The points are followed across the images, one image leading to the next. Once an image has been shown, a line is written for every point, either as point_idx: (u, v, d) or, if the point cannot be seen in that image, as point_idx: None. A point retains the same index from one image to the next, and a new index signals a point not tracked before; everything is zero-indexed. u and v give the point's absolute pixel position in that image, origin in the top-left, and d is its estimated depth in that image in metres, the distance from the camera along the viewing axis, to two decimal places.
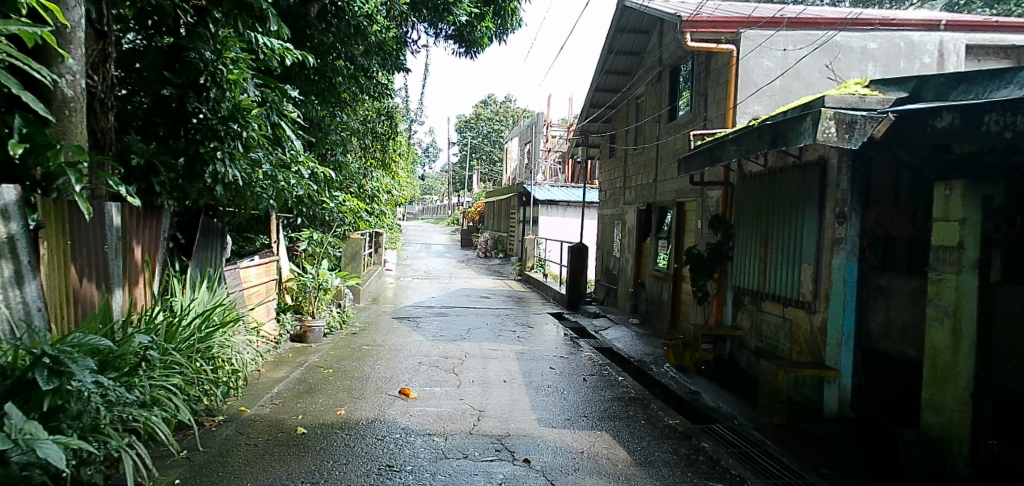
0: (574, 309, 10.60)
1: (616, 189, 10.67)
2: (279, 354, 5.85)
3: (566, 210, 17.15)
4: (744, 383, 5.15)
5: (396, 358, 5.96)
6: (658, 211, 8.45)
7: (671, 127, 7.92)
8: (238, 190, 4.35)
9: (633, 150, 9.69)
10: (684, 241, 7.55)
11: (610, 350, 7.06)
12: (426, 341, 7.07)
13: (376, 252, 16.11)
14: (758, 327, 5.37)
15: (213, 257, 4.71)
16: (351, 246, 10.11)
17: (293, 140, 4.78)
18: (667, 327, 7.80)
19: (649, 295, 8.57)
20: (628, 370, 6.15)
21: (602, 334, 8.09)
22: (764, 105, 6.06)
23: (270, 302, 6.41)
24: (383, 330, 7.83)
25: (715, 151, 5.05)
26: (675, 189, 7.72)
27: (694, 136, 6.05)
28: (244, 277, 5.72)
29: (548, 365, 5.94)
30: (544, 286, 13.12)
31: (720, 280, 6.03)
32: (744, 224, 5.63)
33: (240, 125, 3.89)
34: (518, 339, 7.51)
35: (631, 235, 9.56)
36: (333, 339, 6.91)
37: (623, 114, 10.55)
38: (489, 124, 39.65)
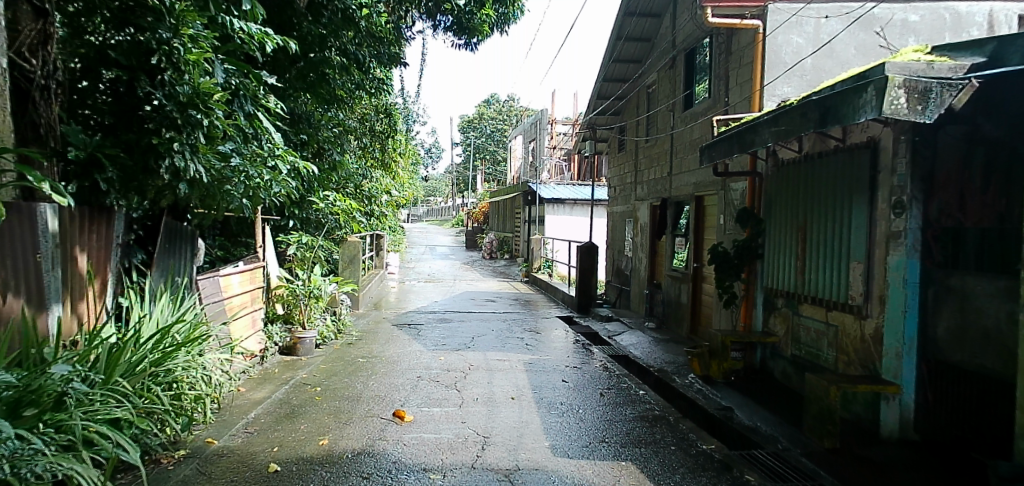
0: (585, 311, 10.04)
1: (627, 184, 10.09)
2: (264, 370, 5.34)
3: (573, 208, 16.55)
4: (782, 398, 4.58)
5: (392, 371, 5.43)
6: (673, 207, 7.89)
7: (687, 115, 7.35)
8: (207, 188, 3.83)
9: (645, 142, 9.11)
10: (705, 238, 6.98)
11: (626, 359, 6.50)
12: (426, 351, 6.54)
13: (378, 255, 15.58)
14: (795, 332, 4.81)
15: (181, 264, 4.19)
16: (348, 250, 9.59)
17: (270, 131, 4.25)
18: (686, 331, 7.24)
19: (666, 296, 8.00)
20: (648, 382, 5.58)
21: (615, 339, 7.53)
22: (794, 86, 5.49)
23: (256, 312, 5.90)
24: (381, 339, 7.30)
25: (746, 134, 4.48)
26: (693, 183, 7.14)
27: (717, 121, 5.48)
28: (224, 286, 5.22)
29: (559, 378, 5.38)
30: (552, 288, 12.56)
31: (748, 280, 5.47)
32: (777, 217, 5.06)
33: (203, 113, 3.37)
34: (526, 347, 6.96)
35: (644, 233, 9.00)
36: (325, 351, 6.39)
37: (633, 105, 9.97)
38: (493, 123, 39.10)
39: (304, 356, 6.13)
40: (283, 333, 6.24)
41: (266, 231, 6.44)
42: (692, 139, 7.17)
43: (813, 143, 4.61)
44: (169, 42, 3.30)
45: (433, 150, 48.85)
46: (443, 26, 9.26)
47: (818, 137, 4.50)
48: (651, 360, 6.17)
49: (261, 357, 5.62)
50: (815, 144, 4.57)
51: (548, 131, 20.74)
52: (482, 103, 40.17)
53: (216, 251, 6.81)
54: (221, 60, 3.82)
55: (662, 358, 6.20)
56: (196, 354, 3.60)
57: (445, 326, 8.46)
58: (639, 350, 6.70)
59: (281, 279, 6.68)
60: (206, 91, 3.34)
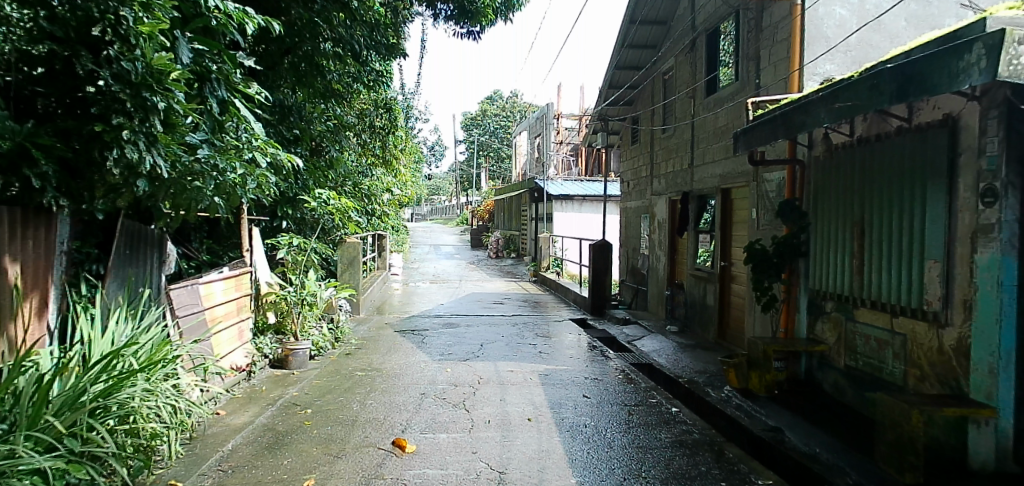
0: (599, 314, 9.48)
1: (641, 178, 9.50)
2: (250, 388, 4.81)
3: (582, 205, 15.96)
4: (837, 420, 4.01)
5: (393, 388, 4.87)
6: (695, 201, 7.30)
7: (710, 102, 6.77)
8: (170, 184, 3.29)
9: (661, 132, 8.53)
10: (733, 233, 6.40)
11: (650, 368, 5.91)
12: (431, 362, 5.99)
13: (380, 256, 15.04)
14: (849, 342, 4.27)
15: (144, 274, 3.64)
16: (347, 252, 9.05)
17: (248, 119, 3.72)
18: (714, 335, 6.66)
19: (688, 298, 7.42)
20: (677, 396, 5.01)
21: (635, 345, 6.96)
22: (838, 63, 4.89)
23: (243, 322, 5.37)
24: (382, 348, 6.76)
25: (794, 116, 3.89)
26: (720, 174, 6.55)
27: (753, 103, 4.88)
28: (203, 295, 4.69)
29: (580, 393, 4.81)
30: (562, 289, 12.00)
31: (789, 282, 4.94)
32: (826, 210, 4.48)
33: (160, 96, 2.80)
34: (539, 356, 6.39)
35: (662, 230, 8.42)
36: (321, 363, 5.85)
37: (647, 94, 9.39)
38: (497, 120, 38.53)
39: (297, 369, 5.59)
40: (275, 344, 5.70)
41: (254, 233, 5.90)
42: (718, 128, 6.58)
43: (870, 124, 4.03)
44: (116, 10, 2.62)
45: (436, 148, 48.23)
46: (444, 15, 8.72)
47: (878, 117, 3.91)
48: (680, 370, 5.58)
49: (248, 373, 5.09)
50: (873, 125, 3.99)
51: (554, 125, 20.15)
52: (485, 100, 39.60)
53: (202, 256, 6.27)
54: (185, 38, 3.21)
55: (691, 368, 5.62)
56: (157, 378, 3.06)
57: (451, 332, 7.91)
58: (664, 358, 6.12)
59: (272, 285, 6.15)
60: (162, 70, 2.76)
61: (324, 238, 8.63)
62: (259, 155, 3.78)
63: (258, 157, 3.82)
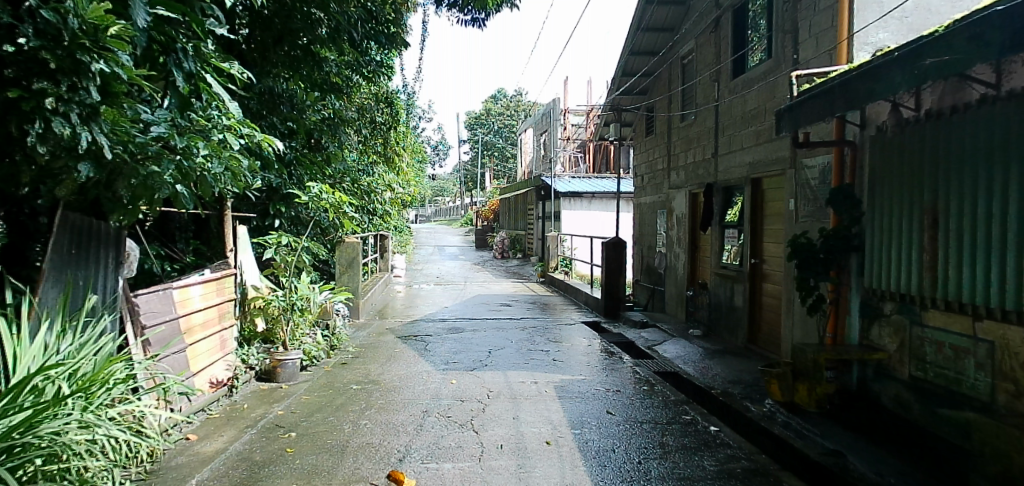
0: (613, 316, 8.93)
1: (657, 170, 8.95)
2: (230, 406, 4.28)
3: (591, 202, 15.42)
4: (908, 444, 3.43)
5: (392, 403, 4.33)
6: (720, 193, 6.75)
7: (738, 84, 6.25)
8: (117, 170, 2.74)
9: (680, 121, 8.00)
10: (765, 227, 5.86)
11: (677, 378, 5.35)
12: (435, 372, 5.45)
13: (382, 257, 14.53)
14: (916, 349, 3.68)
15: (94, 278, 3.07)
16: (346, 253, 8.53)
17: (222, 97, 3.18)
18: (743, 339, 6.10)
19: (712, 298, 6.87)
20: (711, 411, 4.44)
21: (656, 350, 6.39)
22: (892, 31, 4.39)
23: (225, 331, 4.83)
24: (382, 356, 6.22)
25: (855, 85, 3.34)
26: (750, 162, 6.00)
27: (796, 77, 4.31)
28: (177, 302, 4.16)
29: (602, 408, 4.26)
30: (572, 289, 11.44)
31: (838, 280, 4.36)
32: (885, 196, 3.92)
33: (97, 56, 2.26)
34: (553, 363, 5.84)
35: (681, 225, 7.88)
36: (314, 375, 5.30)
37: (662, 82, 8.86)
38: (500, 119, 38.08)
39: (286, 383, 5.04)
40: (262, 354, 5.16)
41: (240, 232, 5.37)
42: (748, 111, 6.03)
43: (944, 95, 3.49)
44: None
45: (439, 148, 47.60)
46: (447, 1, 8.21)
47: (957, 85, 3.36)
48: (711, 381, 5.00)
49: (230, 388, 4.57)
50: (948, 95, 3.44)
51: (560, 121, 19.60)
52: (489, 98, 39.08)
53: (185, 258, 5.76)
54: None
55: (724, 378, 5.05)
56: (98, 405, 2.52)
57: (456, 338, 7.38)
58: (691, 366, 5.55)
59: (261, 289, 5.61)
60: (98, 23, 2.20)
61: (321, 238, 8.13)
62: (232, 137, 3.23)
63: (230, 140, 3.25)
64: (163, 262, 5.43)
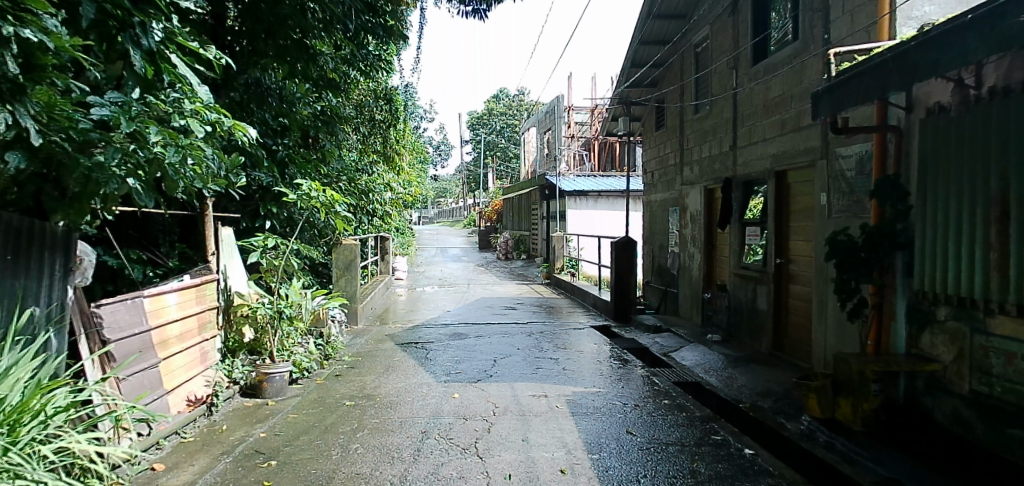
0: (624, 319, 8.49)
1: (669, 166, 8.52)
2: (208, 428, 3.87)
3: (597, 201, 15.00)
4: (975, 471, 2.98)
5: (387, 422, 3.92)
6: (739, 188, 6.31)
7: (760, 70, 5.83)
8: (53, 157, 2.33)
9: (693, 113, 7.59)
10: (793, 224, 5.43)
11: (700, 389, 4.90)
12: (436, 384, 5.03)
13: (382, 260, 14.12)
14: (979, 361, 3.23)
15: (34, 289, 2.65)
16: (343, 255, 8.16)
17: (189, 78, 2.78)
18: (768, 346, 5.66)
19: (731, 300, 6.43)
20: (740, 428, 4.00)
21: (673, 357, 5.96)
22: (939, 4, 3.95)
23: (206, 343, 4.42)
24: (380, 366, 5.81)
25: (915, 55, 2.97)
26: (774, 154, 5.57)
27: (835, 55, 3.95)
28: (149, 313, 3.75)
29: (621, 427, 3.83)
30: (579, 291, 11.02)
31: (881, 282, 3.92)
32: (939, 188, 3.49)
33: (16, 20, 1.84)
34: (563, 372, 5.43)
35: (696, 223, 7.45)
36: (304, 390, 4.88)
37: (674, 73, 8.44)
38: (502, 119, 37.72)
39: (273, 398, 4.60)
40: (248, 367, 4.73)
41: (223, 234, 4.95)
42: (772, 99, 5.61)
43: (1011, 70, 3.04)
44: None
45: (441, 148, 47.24)
46: None
47: None
48: (739, 394, 4.56)
49: (209, 406, 4.15)
50: (1018, 68, 2.99)
51: (565, 119, 19.21)
52: (491, 98, 38.72)
53: (168, 263, 5.36)
54: None
55: (752, 391, 4.60)
56: (22, 444, 2.13)
57: (459, 345, 6.96)
58: (714, 376, 5.11)
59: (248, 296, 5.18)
60: None
61: (316, 240, 7.75)
62: (196, 122, 2.67)
63: (193, 126, 2.73)
64: (144, 268, 5.02)
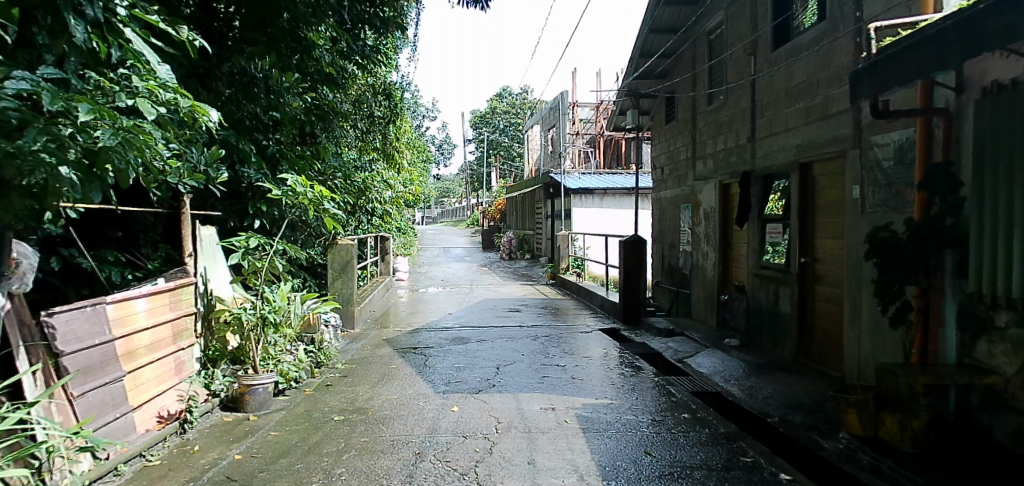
0: (633, 322, 8.10)
1: (680, 161, 8.12)
2: (178, 449, 3.50)
3: (604, 199, 14.58)
4: None
5: (378, 440, 3.55)
6: (759, 182, 5.90)
7: (782, 55, 5.43)
8: None
9: (706, 103, 7.18)
10: (820, 220, 5.03)
11: (723, 401, 4.51)
12: (434, 395, 4.65)
13: (383, 261, 13.74)
14: None
15: None
16: (338, 256, 7.84)
17: (143, 55, 2.41)
18: (792, 352, 5.25)
19: (750, 303, 6.03)
20: (771, 447, 3.60)
21: (689, 364, 5.56)
22: None
23: (182, 353, 4.04)
24: (375, 375, 5.43)
25: (984, 20, 2.59)
26: (798, 145, 5.17)
27: (875, 30, 3.55)
28: (113, 321, 3.37)
29: (637, 446, 3.43)
30: (586, 292, 10.63)
31: (928, 284, 3.51)
32: (997, 176, 3.08)
33: None
34: (572, 382, 5.03)
35: (710, 220, 7.05)
36: (291, 403, 4.50)
37: (685, 63, 8.03)
38: (506, 117, 37.31)
39: (256, 412, 4.22)
40: (228, 377, 4.35)
41: (203, 233, 4.56)
42: (796, 85, 5.21)
43: None
44: None
45: (444, 147, 46.88)
46: None
47: None
48: (766, 408, 4.15)
49: (181, 423, 3.77)
50: None
51: (570, 116, 18.82)
52: (494, 96, 38.34)
53: (148, 265, 5.00)
54: None
55: (780, 403, 4.20)
56: None
57: (460, 350, 6.58)
58: (736, 386, 4.71)
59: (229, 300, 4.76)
60: None
61: (311, 241, 7.41)
62: (145, 103, 2.32)
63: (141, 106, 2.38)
64: (121, 271, 4.66)
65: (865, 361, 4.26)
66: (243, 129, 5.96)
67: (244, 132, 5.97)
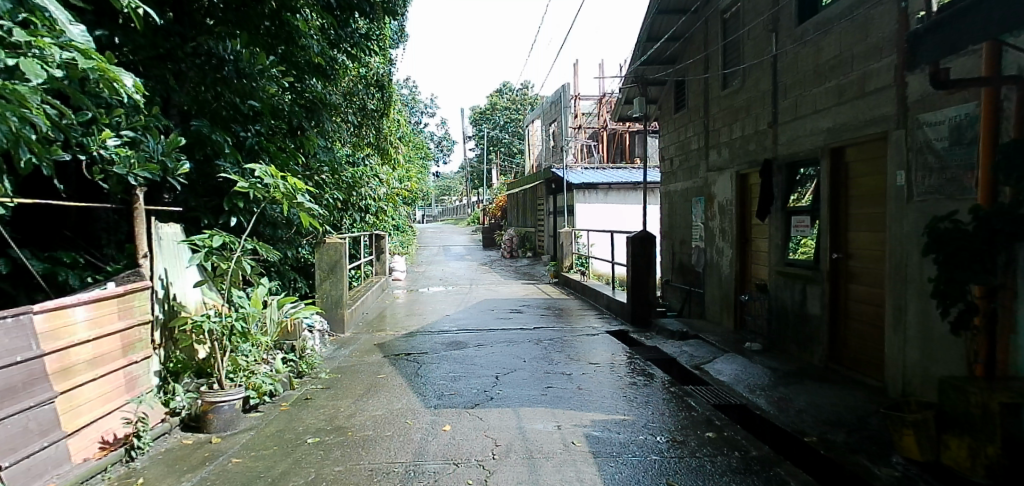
0: (642, 323, 7.59)
1: (691, 151, 7.60)
2: (120, 483, 3.00)
3: (607, 194, 14.07)
4: None
5: (355, 470, 3.04)
6: (783, 171, 5.39)
7: (809, 29, 4.91)
8: None
9: (721, 87, 6.65)
10: (855, 211, 4.52)
11: (751, 416, 3.99)
12: (425, 410, 4.14)
13: (379, 260, 13.24)
14: None
15: None
16: (327, 255, 7.37)
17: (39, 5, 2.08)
18: (823, 358, 4.74)
19: (772, 303, 5.52)
20: (812, 475, 3.08)
21: (707, 371, 5.05)
22: None
23: (133, 367, 3.53)
24: (361, 386, 4.94)
25: None
26: (830, 128, 4.65)
27: None
28: (42, 335, 2.85)
29: (659, 476, 2.92)
30: (590, 292, 10.13)
31: (1001, 283, 2.97)
32: None
33: None
34: (578, 393, 4.52)
35: (725, 214, 6.54)
36: (262, 421, 4.00)
37: (696, 45, 7.49)
38: (507, 113, 36.82)
39: (220, 433, 3.73)
40: (191, 393, 3.84)
41: (162, 231, 4.04)
42: (826, 62, 4.69)
43: None
44: None
45: (444, 144, 46.37)
46: None
47: None
48: (802, 425, 3.63)
49: (129, 450, 3.26)
50: None
51: (572, 110, 18.30)
52: (494, 93, 37.83)
53: (110, 266, 4.50)
54: None
55: (818, 420, 3.67)
56: None
57: (456, 356, 6.07)
58: (763, 397, 4.20)
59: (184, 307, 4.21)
60: None
61: (298, 240, 6.97)
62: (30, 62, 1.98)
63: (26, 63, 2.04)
64: (77, 273, 4.16)
65: (912, 370, 3.74)
66: (219, 117, 5.46)
67: (220, 121, 5.47)
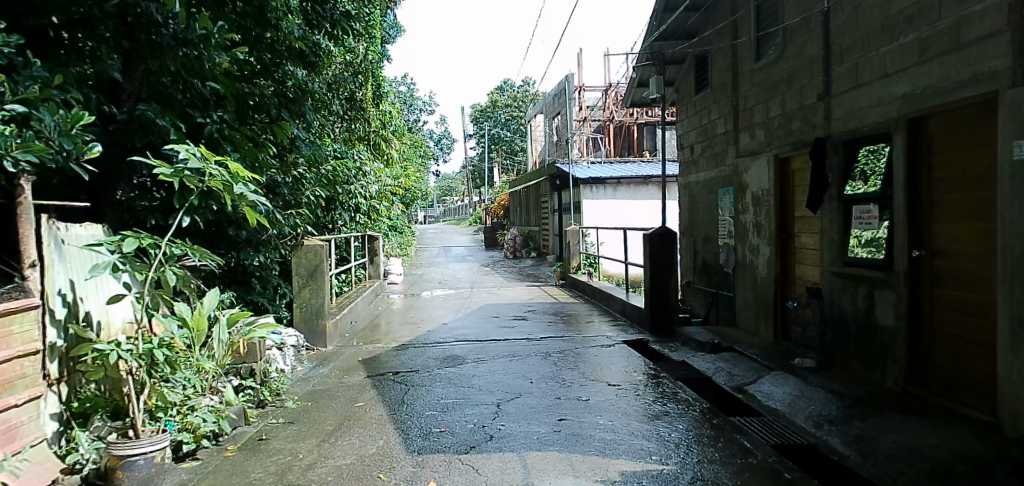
0: (663, 331, 6.69)
1: (716, 136, 6.69)
2: None
3: (616, 190, 13.14)
4: None
5: None
6: (839, 151, 4.48)
7: None
8: None
9: (754, 59, 5.75)
10: (941, 196, 3.61)
11: (828, 464, 3.08)
12: (405, 457, 3.25)
13: (373, 263, 12.39)
14: None
15: None
16: (306, 259, 6.55)
17: None
18: (900, 380, 3.83)
19: (826, 310, 4.63)
20: None
21: (752, 395, 4.15)
22: None
23: (8, 414, 2.62)
24: (332, 418, 4.06)
25: None
26: (907, 94, 3.74)
27: None
28: None
29: None
30: (601, 295, 9.24)
31: None
32: None
33: None
34: (597, 429, 3.61)
35: (761, 205, 5.63)
36: (196, 475, 3.11)
37: (721, 15, 6.59)
38: (509, 111, 35.93)
39: None
40: (100, 442, 2.99)
41: (63, 234, 3.16)
42: (899, 13, 3.78)
43: None
44: None
45: (444, 143, 45.49)
46: None
47: None
48: (903, 480, 2.71)
49: None
50: None
51: (576, 103, 17.38)
52: (496, 90, 36.93)
53: None
54: None
55: (923, 473, 2.75)
56: None
57: (450, 376, 5.19)
58: (836, 435, 3.29)
59: (104, 331, 3.43)
60: None
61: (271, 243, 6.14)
62: None
63: None
64: None
65: None
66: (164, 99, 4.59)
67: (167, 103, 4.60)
